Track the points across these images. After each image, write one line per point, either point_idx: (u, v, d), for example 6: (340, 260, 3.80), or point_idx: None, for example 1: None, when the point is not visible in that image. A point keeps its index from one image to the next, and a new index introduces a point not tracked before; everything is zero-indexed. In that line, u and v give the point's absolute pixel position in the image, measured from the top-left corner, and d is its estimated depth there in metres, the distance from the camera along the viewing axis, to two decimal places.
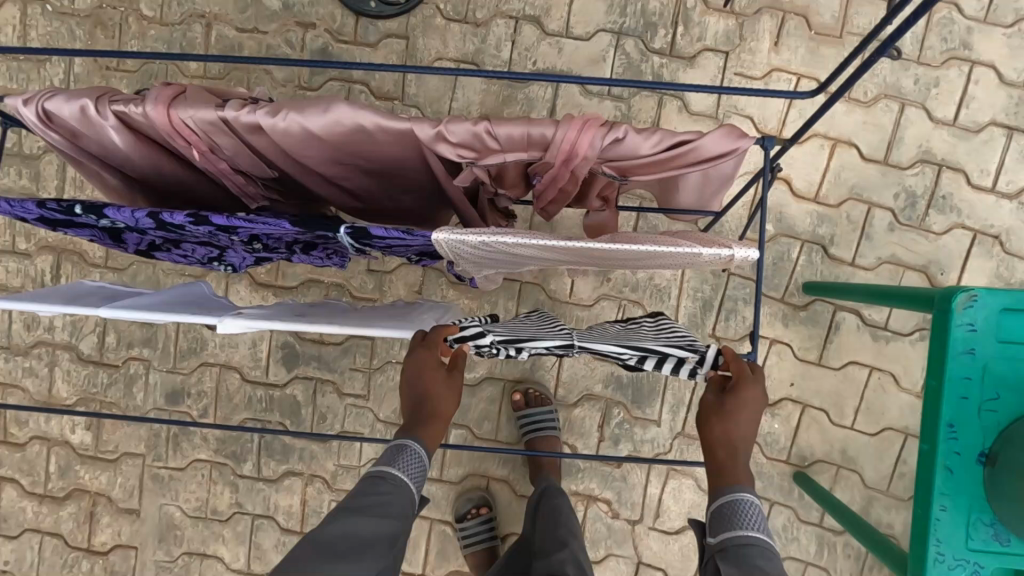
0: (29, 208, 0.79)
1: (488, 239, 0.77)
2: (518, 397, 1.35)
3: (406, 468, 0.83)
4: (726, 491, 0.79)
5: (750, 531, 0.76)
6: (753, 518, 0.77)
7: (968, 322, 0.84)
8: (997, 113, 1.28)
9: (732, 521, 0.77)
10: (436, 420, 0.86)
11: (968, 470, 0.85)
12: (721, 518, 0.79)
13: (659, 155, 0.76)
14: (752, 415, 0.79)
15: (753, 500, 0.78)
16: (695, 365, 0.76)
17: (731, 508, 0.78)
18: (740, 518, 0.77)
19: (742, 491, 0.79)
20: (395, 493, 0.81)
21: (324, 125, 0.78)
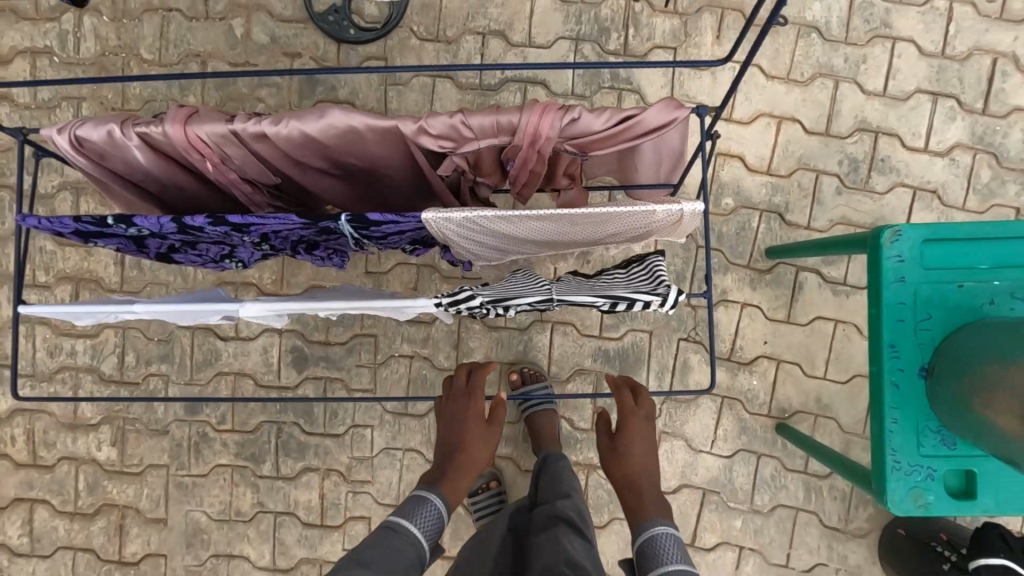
0: (67, 223, 0.92)
1: (470, 215, 0.89)
2: (516, 376, 1.44)
3: (421, 518, 1.06)
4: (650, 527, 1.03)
5: (671, 564, 0.99)
6: (672, 554, 1.00)
7: (896, 254, 0.96)
8: (921, 82, 1.43)
9: (658, 553, 1.01)
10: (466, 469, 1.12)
11: (911, 384, 0.97)
12: (648, 557, 1.02)
13: (610, 130, 0.88)
14: (645, 445, 1.12)
15: (672, 534, 1.02)
16: (660, 306, 0.87)
17: (655, 545, 1.02)
18: (663, 553, 1.00)
19: (662, 528, 1.03)
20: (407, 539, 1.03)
21: (321, 129, 0.91)
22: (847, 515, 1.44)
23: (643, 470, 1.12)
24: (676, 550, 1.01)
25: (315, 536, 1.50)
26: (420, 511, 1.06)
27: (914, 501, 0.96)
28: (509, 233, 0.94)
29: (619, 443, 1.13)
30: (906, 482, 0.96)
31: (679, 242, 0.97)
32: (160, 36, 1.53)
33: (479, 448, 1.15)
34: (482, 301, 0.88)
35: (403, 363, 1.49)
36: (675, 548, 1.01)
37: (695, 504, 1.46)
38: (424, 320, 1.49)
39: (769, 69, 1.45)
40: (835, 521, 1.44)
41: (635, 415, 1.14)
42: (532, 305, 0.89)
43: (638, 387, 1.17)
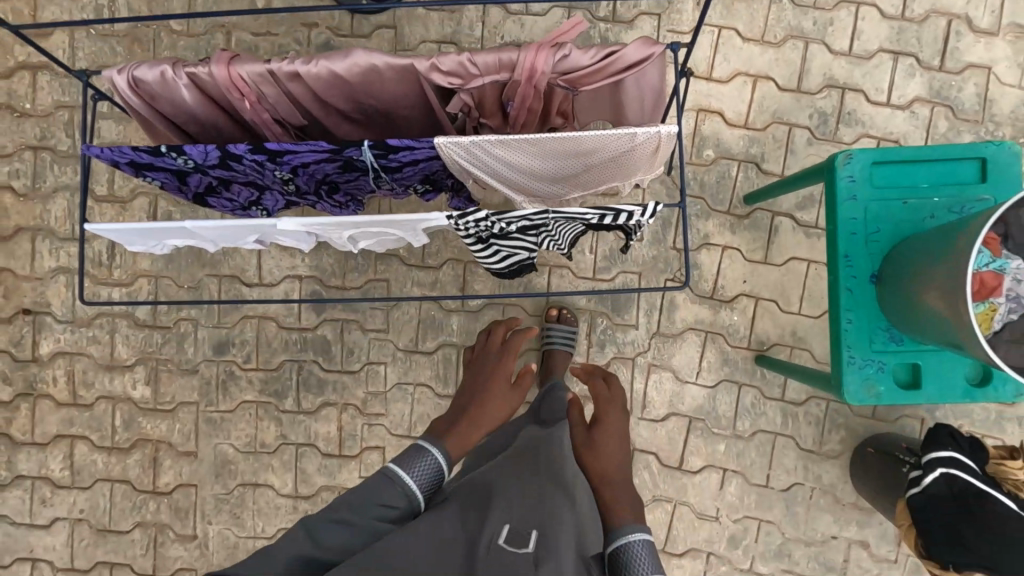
0: (127, 149, 1.05)
1: (476, 139, 1.02)
2: (555, 311, 1.58)
3: (418, 469, 1.05)
4: (621, 536, 1.00)
5: None
6: (645, 564, 0.97)
7: (849, 175, 1.10)
8: (883, 42, 1.57)
9: (632, 562, 0.98)
10: (474, 423, 1.18)
11: (864, 289, 1.10)
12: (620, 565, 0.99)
13: (597, 64, 1.02)
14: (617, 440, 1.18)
15: (643, 543, 0.98)
16: (641, 215, 1.00)
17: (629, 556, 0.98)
18: (635, 564, 0.97)
19: (631, 537, 0.99)
20: (396, 489, 1.02)
21: (346, 68, 1.05)
22: (821, 438, 1.57)
23: (620, 463, 1.15)
24: (649, 557, 0.98)
25: (334, 466, 1.63)
26: (418, 460, 1.05)
27: (867, 392, 1.10)
28: (510, 160, 1.07)
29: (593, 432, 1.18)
30: (860, 375, 1.10)
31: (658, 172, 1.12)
32: (188, 9, 1.67)
33: (491, 404, 1.22)
34: (487, 213, 1.01)
35: (414, 305, 1.62)
36: (647, 558, 0.98)
37: (682, 430, 1.59)
38: (433, 265, 1.63)
39: (745, 32, 1.59)
40: (810, 444, 1.58)
41: (612, 409, 1.23)
42: (528, 216, 1.01)
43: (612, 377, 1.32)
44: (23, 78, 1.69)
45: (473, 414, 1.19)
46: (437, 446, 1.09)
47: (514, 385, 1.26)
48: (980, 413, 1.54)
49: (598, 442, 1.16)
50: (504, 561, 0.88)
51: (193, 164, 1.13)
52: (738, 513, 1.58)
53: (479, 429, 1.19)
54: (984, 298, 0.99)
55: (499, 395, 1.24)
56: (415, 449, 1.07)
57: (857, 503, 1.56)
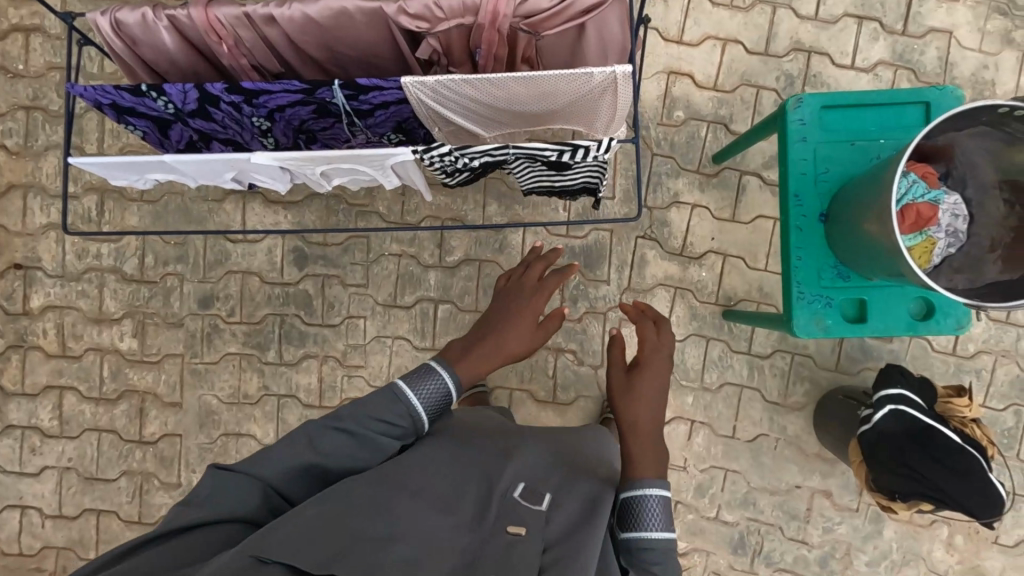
0: (109, 89, 1.10)
1: (440, 79, 1.07)
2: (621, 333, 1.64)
3: (429, 391, 1.04)
4: (636, 491, 0.99)
5: (652, 531, 0.96)
6: (656, 521, 0.97)
7: (800, 118, 1.15)
8: (848, 7, 1.62)
9: (642, 516, 0.97)
10: (493, 353, 1.19)
11: (813, 228, 1.15)
12: (631, 514, 0.98)
13: (557, 6, 1.07)
14: (655, 397, 1.17)
15: (658, 503, 0.97)
16: (596, 149, 1.05)
17: (643, 511, 0.97)
18: (645, 518, 0.97)
19: (646, 493, 0.98)
20: (404, 410, 1.00)
21: (318, 11, 1.10)
22: (786, 390, 1.62)
23: (652, 417, 1.14)
24: (661, 514, 0.97)
25: (315, 416, 1.68)
26: (429, 383, 1.04)
27: (815, 325, 1.15)
28: (473, 102, 1.14)
29: (636, 380, 1.19)
30: (809, 309, 1.14)
31: (621, 119, 1.18)
32: None
33: (517, 336, 1.24)
34: (450, 148, 1.06)
35: (393, 261, 1.67)
36: (659, 513, 0.98)
37: None
38: (411, 222, 1.68)
39: None
40: (776, 396, 1.62)
41: (654, 356, 1.23)
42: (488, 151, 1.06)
43: (661, 318, 1.33)
44: (17, 39, 1.74)
45: (497, 343, 1.21)
46: (448, 372, 1.08)
47: (543, 325, 1.29)
48: (939, 366, 1.58)
49: (633, 387, 1.18)
50: (519, 513, 0.90)
51: (174, 108, 1.17)
52: (705, 463, 1.63)
53: (497, 361, 1.19)
54: (921, 229, 1.03)
55: (525, 332, 1.26)
56: (433, 371, 1.06)
57: (820, 453, 1.61)
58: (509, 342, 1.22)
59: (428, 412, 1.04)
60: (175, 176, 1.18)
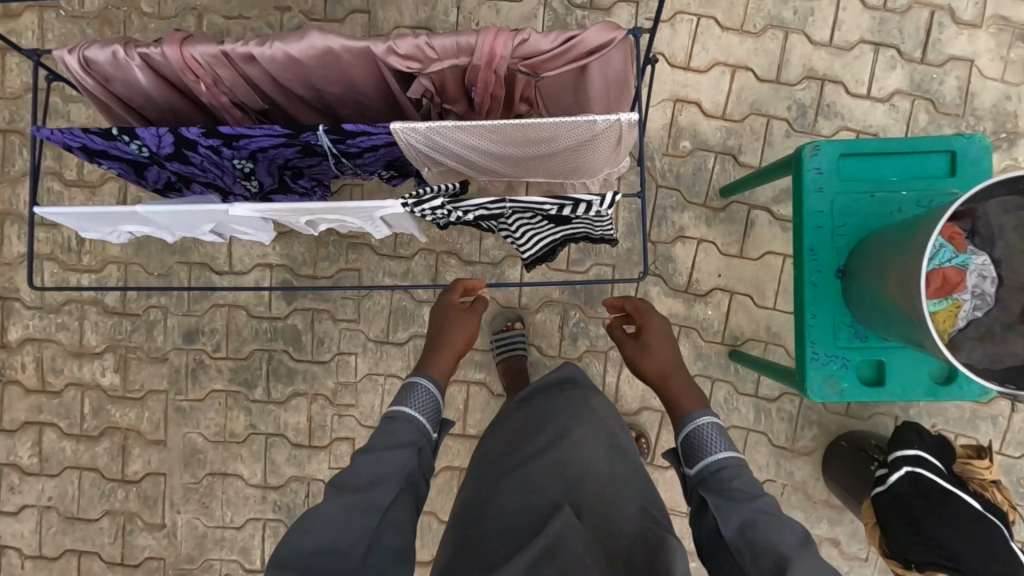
0: (77, 132, 1.03)
1: (433, 126, 1.00)
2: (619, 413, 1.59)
3: (418, 401, 1.03)
4: (692, 424, 1.02)
5: (717, 453, 0.97)
6: (719, 446, 0.98)
7: (816, 167, 1.07)
8: (864, 33, 1.54)
9: (702, 443, 1.00)
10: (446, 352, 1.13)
11: (829, 283, 1.08)
12: (693, 447, 1.00)
13: (557, 49, 1.00)
14: (668, 348, 1.14)
15: (717, 432, 0.99)
16: (598, 205, 0.97)
17: (707, 440, 0.98)
18: (707, 445, 0.99)
19: (704, 422, 1.01)
20: (411, 426, 0.99)
21: (301, 50, 1.02)
22: (794, 434, 1.56)
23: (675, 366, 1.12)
24: (719, 437, 0.99)
25: (304, 456, 1.62)
26: (416, 389, 1.02)
27: (829, 387, 1.08)
28: (471, 150, 1.07)
29: (646, 341, 1.16)
30: (823, 370, 1.08)
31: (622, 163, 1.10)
32: None
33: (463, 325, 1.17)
34: (443, 201, 0.99)
35: (385, 295, 1.60)
36: (716, 436, 0.99)
37: (655, 424, 1.59)
38: (405, 256, 1.61)
39: (724, 21, 1.56)
40: (783, 440, 1.56)
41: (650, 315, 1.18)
42: (484, 204, 0.99)
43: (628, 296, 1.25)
44: None
45: (444, 342, 1.15)
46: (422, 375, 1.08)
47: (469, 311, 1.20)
48: (954, 412, 1.52)
49: (649, 345, 1.15)
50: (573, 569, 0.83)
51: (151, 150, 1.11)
52: None
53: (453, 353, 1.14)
54: (945, 296, 0.96)
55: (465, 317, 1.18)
56: (414, 385, 1.04)
57: (829, 501, 1.55)
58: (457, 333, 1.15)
59: (432, 422, 1.03)
60: (149, 226, 1.10)
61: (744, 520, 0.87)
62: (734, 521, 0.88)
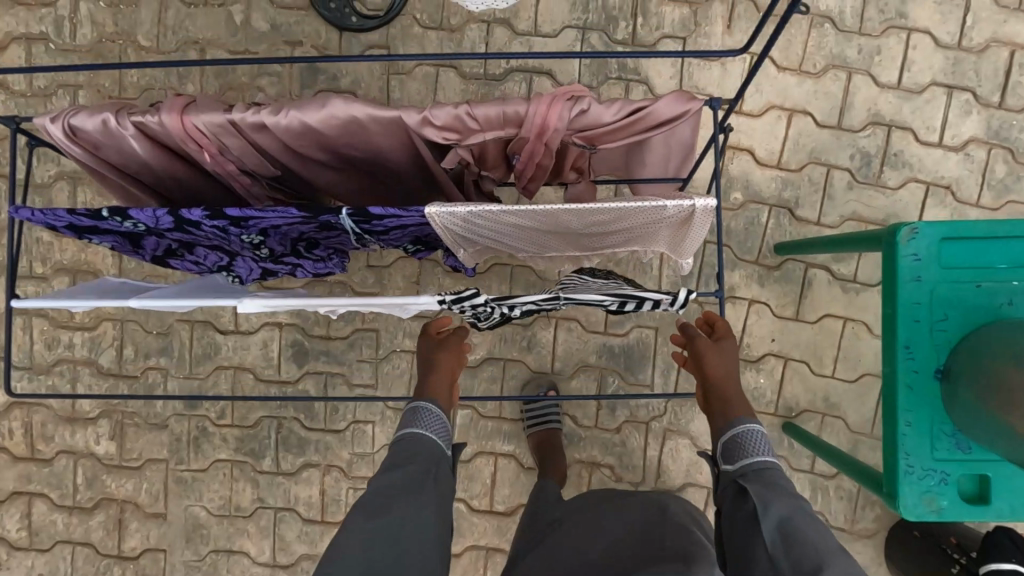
0: (61, 215, 0.88)
1: (475, 209, 0.85)
2: None
3: (431, 422, 0.95)
4: (738, 420, 0.94)
5: (759, 455, 0.91)
6: (761, 446, 0.92)
7: (913, 252, 0.93)
8: (936, 74, 1.39)
9: (746, 448, 0.92)
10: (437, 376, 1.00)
11: (927, 386, 0.94)
12: (733, 446, 0.93)
13: (621, 121, 0.85)
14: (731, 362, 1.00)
15: (761, 429, 0.93)
16: (669, 306, 0.82)
17: (744, 437, 0.92)
18: (752, 447, 0.92)
19: (752, 420, 0.94)
20: (425, 443, 0.92)
21: (321, 120, 0.88)
22: (853, 515, 1.43)
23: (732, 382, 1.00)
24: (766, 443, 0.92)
25: (316, 533, 1.49)
26: (422, 414, 0.94)
27: (927, 506, 0.95)
28: (516, 230, 0.92)
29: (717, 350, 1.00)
30: (920, 486, 0.94)
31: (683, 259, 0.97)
32: (158, 22, 1.48)
33: (448, 353, 1.04)
34: (487, 298, 0.83)
35: (405, 358, 1.47)
36: (763, 443, 0.92)
37: (700, 502, 1.45)
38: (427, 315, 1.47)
39: (781, 60, 1.41)
40: (841, 521, 1.43)
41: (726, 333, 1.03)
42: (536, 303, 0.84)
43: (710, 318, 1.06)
44: None
45: (431, 367, 1.02)
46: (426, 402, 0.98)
47: (448, 339, 1.06)
48: None
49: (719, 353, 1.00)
50: None
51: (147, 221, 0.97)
52: None
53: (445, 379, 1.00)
54: None
55: (449, 345, 1.05)
56: (416, 405, 0.96)
57: None
58: (447, 361, 1.02)
59: (444, 442, 0.95)
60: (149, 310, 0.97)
61: (781, 519, 0.81)
62: (769, 515, 0.81)
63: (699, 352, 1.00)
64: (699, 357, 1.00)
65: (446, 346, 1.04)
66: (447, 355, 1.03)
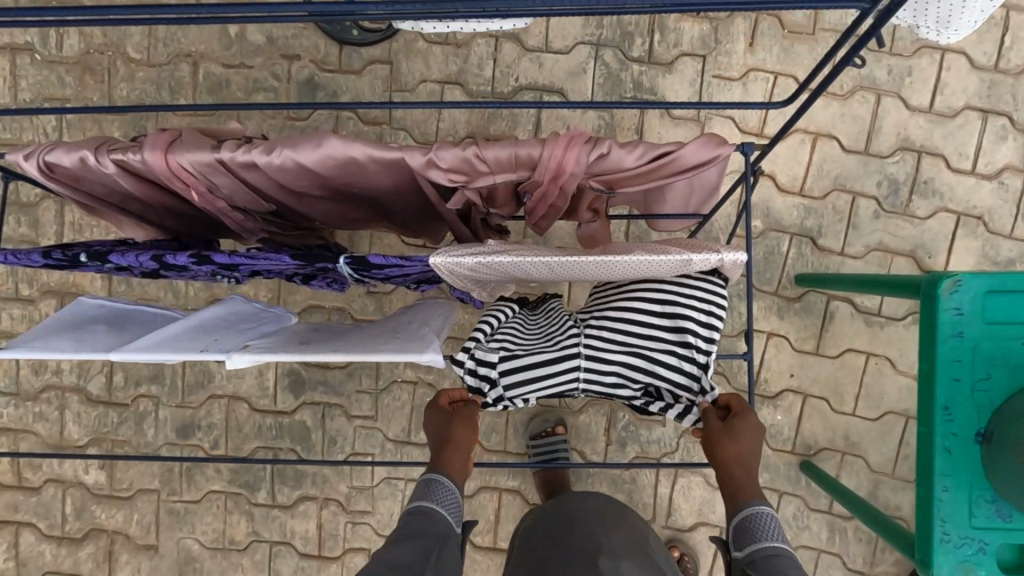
0: (34, 259, 0.80)
1: (484, 259, 0.75)
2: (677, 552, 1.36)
3: (445, 498, 0.85)
4: (747, 506, 0.83)
5: (771, 541, 0.81)
6: (772, 530, 0.82)
7: (955, 306, 0.86)
8: (971, 97, 1.31)
9: (758, 535, 0.82)
10: (457, 454, 0.86)
11: (966, 450, 0.88)
12: (740, 531, 0.83)
13: (643, 167, 0.78)
14: (751, 442, 0.83)
15: (770, 511, 0.82)
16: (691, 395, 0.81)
17: (753, 521, 0.82)
18: (762, 534, 0.81)
19: (760, 503, 0.83)
20: (435, 520, 0.83)
21: (318, 159, 0.80)
22: (872, 557, 1.37)
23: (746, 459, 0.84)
24: (777, 528, 0.82)
25: (313, 568, 1.43)
26: (439, 494, 0.84)
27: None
28: (527, 277, 0.82)
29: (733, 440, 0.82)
30: (955, 555, 0.88)
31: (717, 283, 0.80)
32: (148, 34, 1.41)
33: (465, 425, 0.87)
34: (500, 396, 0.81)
35: (406, 389, 1.40)
36: (775, 528, 0.82)
37: (711, 542, 1.40)
38: None
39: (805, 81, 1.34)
40: (859, 564, 1.38)
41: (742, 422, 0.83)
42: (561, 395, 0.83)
43: (738, 403, 0.84)
44: None
45: (450, 447, 0.86)
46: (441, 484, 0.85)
47: (461, 410, 0.87)
48: None
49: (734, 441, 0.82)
50: None
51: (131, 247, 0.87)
52: None
53: (463, 457, 0.87)
54: None
55: (465, 420, 0.87)
56: (429, 477, 0.86)
57: None
58: (464, 434, 0.86)
59: (456, 518, 0.86)
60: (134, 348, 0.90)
61: None
62: None
63: (708, 441, 0.82)
64: (708, 445, 0.83)
65: (463, 420, 0.86)
66: (465, 431, 0.86)
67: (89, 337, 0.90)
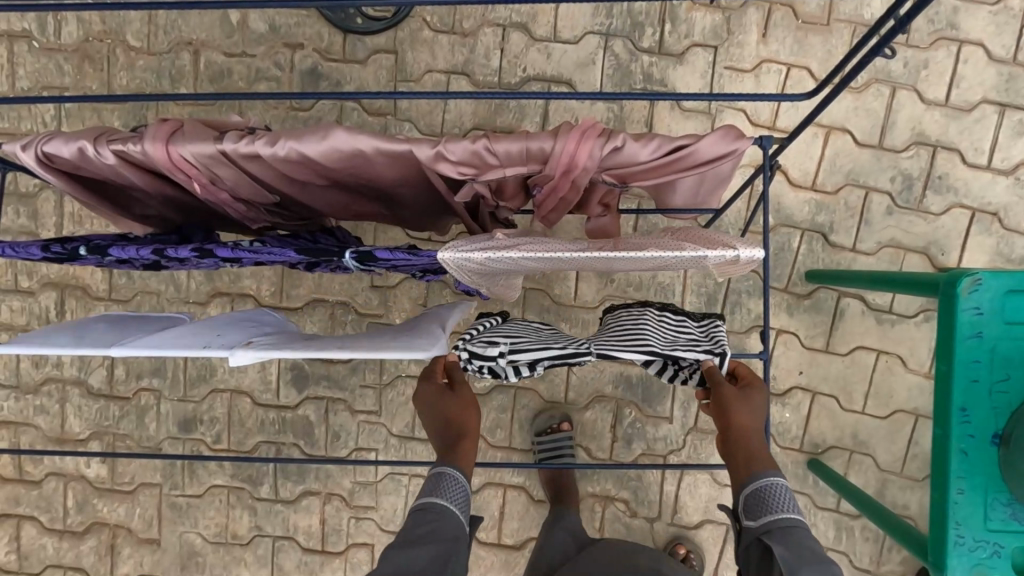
0: (33, 252, 0.77)
1: (495, 253, 0.73)
2: (683, 550, 1.35)
3: (453, 492, 0.79)
4: (761, 475, 0.78)
5: (786, 512, 0.75)
6: (786, 500, 0.77)
7: (974, 306, 0.84)
8: (988, 91, 1.29)
9: (772, 506, 0.76)
10: (465, 437, 0.84)
11: (983, 452, 0.86)
12: (753, 501, 0.77)
13: (658, 161, 0.76)
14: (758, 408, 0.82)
15: (783, 481, 0.77)
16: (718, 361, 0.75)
17: (765, 492, 0.77)
18: (776, 504, 0.76)
19: (773, 473, 0.78)
20: (448, 520, 0.77)
21: (323, 151, 0.78)
22: (879, 557, 1.37)
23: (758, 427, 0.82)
24: (790, 498, 0.77)
25: (315, 563, 1.43)
26: (448, 487, 0.79)
27: None
28: (536, 271, 0.80)
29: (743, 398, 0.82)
30: (970, 558, 0.87)
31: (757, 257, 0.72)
32: (148, 21, 1.38)
33: (466, 406, 0.86)
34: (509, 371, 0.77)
35: (411, 385, 1.39)
36: (787, 496, 0.77)
37: (717, 540, 1.39)
38: None
39: (818, 73, 1.32)
40: (866, 563, 1.37)
41: (750, 389, 0.83)
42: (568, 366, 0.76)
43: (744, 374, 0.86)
44: None
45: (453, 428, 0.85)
46: (451, 479, 0.80)
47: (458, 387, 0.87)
48: None
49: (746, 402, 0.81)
50: None
51: (131, 240, 0.84)
52: None
53: (465, 439, 0.84)
54: None
55: (465, 398, 0.86)
56: (439, 472, 0.80)
57: None
58: (467, 418, 0.85)
59: (465, 514, 0.80)
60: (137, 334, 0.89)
61: None
62: None
63: (720, 400, 0.80)
64: (720, 405, 0.81)
65: (463, 399, 0.86)
66: (468, 412, 0.85)
67: (95, 331, 0.89)
